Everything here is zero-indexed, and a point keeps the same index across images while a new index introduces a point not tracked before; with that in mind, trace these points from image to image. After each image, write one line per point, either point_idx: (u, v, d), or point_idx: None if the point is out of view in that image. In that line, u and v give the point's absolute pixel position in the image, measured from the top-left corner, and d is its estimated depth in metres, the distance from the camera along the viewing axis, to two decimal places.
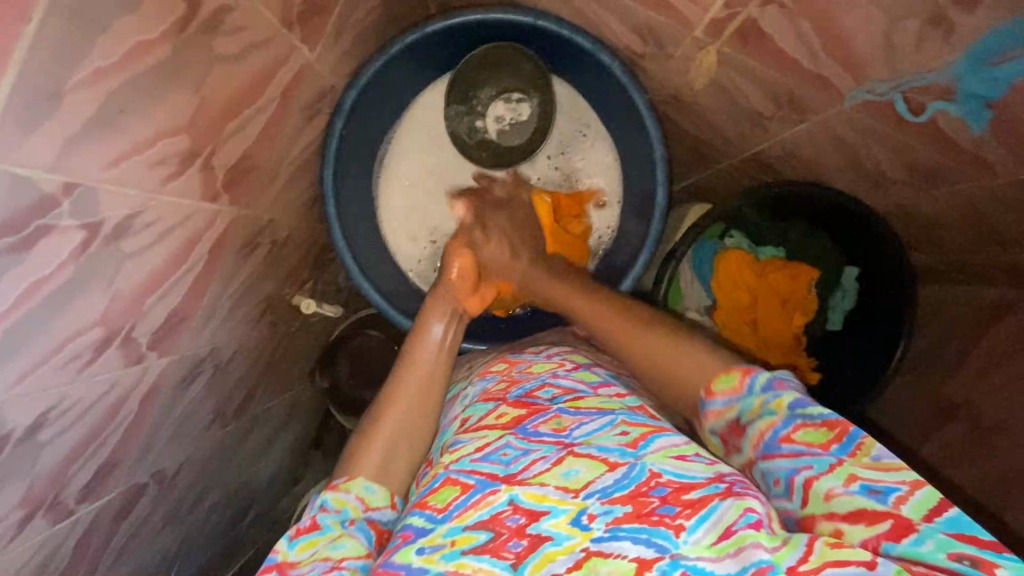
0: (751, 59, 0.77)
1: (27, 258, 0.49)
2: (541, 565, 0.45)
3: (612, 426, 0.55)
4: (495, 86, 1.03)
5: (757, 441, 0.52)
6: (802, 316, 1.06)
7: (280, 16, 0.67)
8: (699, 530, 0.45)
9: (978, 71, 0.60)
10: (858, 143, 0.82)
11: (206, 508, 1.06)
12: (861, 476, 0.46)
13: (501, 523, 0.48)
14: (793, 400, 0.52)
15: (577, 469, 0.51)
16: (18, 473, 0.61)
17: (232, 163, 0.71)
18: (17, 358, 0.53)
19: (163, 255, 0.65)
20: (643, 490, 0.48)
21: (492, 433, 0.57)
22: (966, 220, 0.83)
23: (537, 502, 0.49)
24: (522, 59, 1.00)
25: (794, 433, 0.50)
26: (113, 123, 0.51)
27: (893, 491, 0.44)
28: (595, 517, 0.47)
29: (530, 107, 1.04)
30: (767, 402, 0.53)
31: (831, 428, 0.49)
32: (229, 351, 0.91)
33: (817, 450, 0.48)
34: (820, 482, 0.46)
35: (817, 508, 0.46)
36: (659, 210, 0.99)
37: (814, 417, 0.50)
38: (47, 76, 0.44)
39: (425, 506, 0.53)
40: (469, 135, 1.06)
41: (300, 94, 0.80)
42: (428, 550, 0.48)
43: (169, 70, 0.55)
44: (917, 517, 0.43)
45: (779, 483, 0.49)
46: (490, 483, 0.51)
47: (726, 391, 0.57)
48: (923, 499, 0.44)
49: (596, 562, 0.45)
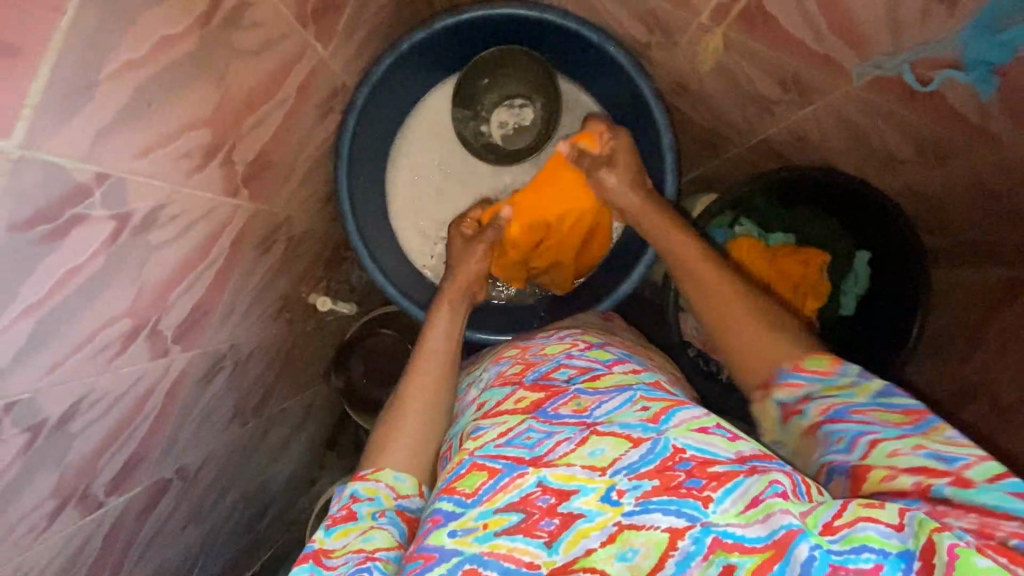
0: (756, 43, 0.78)
1: (60, 247, 0.50)
2: (575, 541, 0.47)
3: (632, 402, 0.55)
4: (499, 91, 1.05)
5: (826, 409, 0.53)
6: (816, 300, 1.05)
7: (295, 13, 0.69)
8: (726, 500, 0.45)
9: (988, 35, 0.61)
10: (866, 123, 0.83)
11: (227, 506, 1.07)
12: (931, 446, 0.46)
13: (533, 504, 0.49)
14: (880, 386, 0.52)
15: (602, 448, 0.51)
16: (51, 463, 0.62)
17: (250, 158, 0.73)
18: (52, 346, 0.55)
19: (187, 248, 0.67)
20: (669, 464, 0.48)
21: (512, 418, 0.57)
22: (978, 197, 0.83)
23: (565, 482, 0.49)
24: (527, 63, 1.03)
25: (871, 412, 0.51)
26: (141, 115, 0.53)
27: (960, 459, 0.45)
28: (624, 492, 0.48)
29: (533, 112, 1.06)
30: (852, 385, 0.53)
31: (909, 414, 0.49)
32: (249, 347, 0.92)
33: (890, 424, 0.49)
34: (886, 443, 0.47)
35: (877, 460, 0.47)
36: (669, 197, 0.98)
37: (893, 403, 0.51)
38: (81, 65, 0.45)
39: (453, 491, 0.52)
40: (475, 140, 1.07)
41: (314, 91, 0.82)
42: (460, 533, 0.48)
43: (192, 64, 0.57)
44: (980, 478, 0.43)
45: (841, 441, 0.50)
46: (518, 466, 0.51)
47: (813, 369, 0.56)
48: (993, 467, 0.43)
49: (629, 535, 0.46)
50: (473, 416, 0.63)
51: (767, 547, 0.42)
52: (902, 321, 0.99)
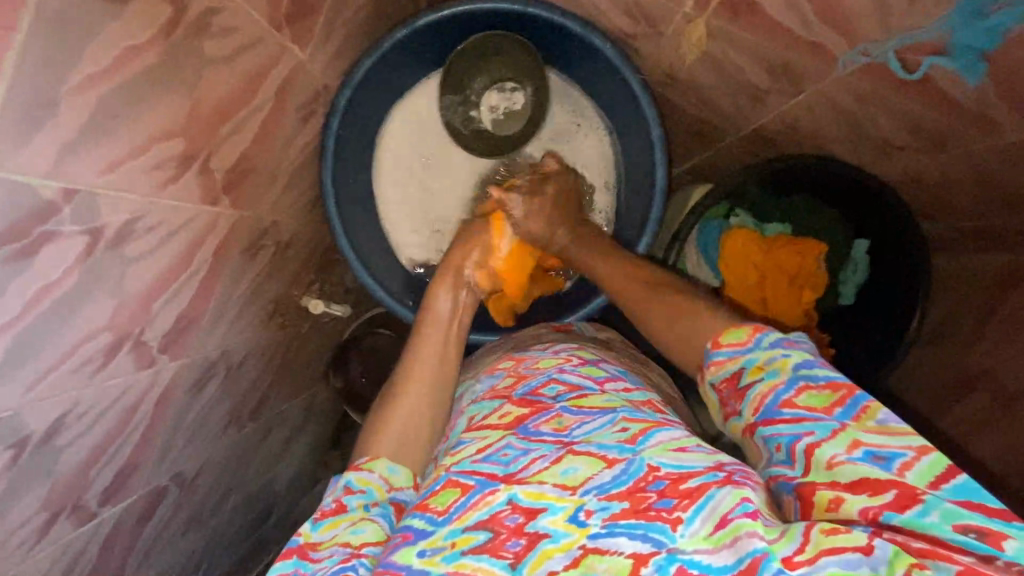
0: (742, 31, 0.76)
1: (30, 265, 0.50)
2: (539, 563, 0.45)
3: (612, 424, 0.54)
4: (488, 75, 1.02)
5: (758, 405, 0.49)
6: (813, 292, 1.03)
7: (267, 16, 0.68)
8: (696, 521, 0.44)
9: (976, 21, 0.59)
10: (860, 111, 0.81)
11: (229, 510, 1.07)
12: (865, 441, 0.44)
13: (501, 523, 0.48)
14: (798, 361, 0.50)
15: (576, 466, 0.50)
16: (39, 477, 0.62)
17: (230, 165, 0.72)
18: (31, 363, 0.55)
19: (167, 258, 0.67)
20: (641, 485, 0.48)
21: (494, 433, 0.57)
22: (976, 183, 0.81)
23: (534, 500, 0.48)
24: (514, 46, 0.99)
25: (796, 396, 0.47)
26: (107, 129, 0.53)
27: (898, 456, 0.43)
28: (592, 512, 0.47)
29: (524, 96, 1.03)
30: (771, 364, 0.50)
31: (835, 391, 0.47)
32: (241, 353, 0.92)
33: (821, 415, 0.46)
34: (823, 450, 0.44)
35: (819, 476, 0.44)
36: (660, 191, 0.97)
37: (818, 378, 0.48)
38: (38, 83, 0.45)
39: (425, 508, 0.52)
40: (464, 125, 1.05)
41: (294, 95, 0.81)
42: (429, 552, 0.48)
43: (158, 75, 0.56)
44: (922, 484, 0.41)
45: (780, 449, 0.47)
46: (489, 483, 0.51)
47: (732, 343, 0.54)
48: (930, 464, 0.42)
49: (593, 560, 0.44)
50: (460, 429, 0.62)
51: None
52: (902, 310, 0.98)
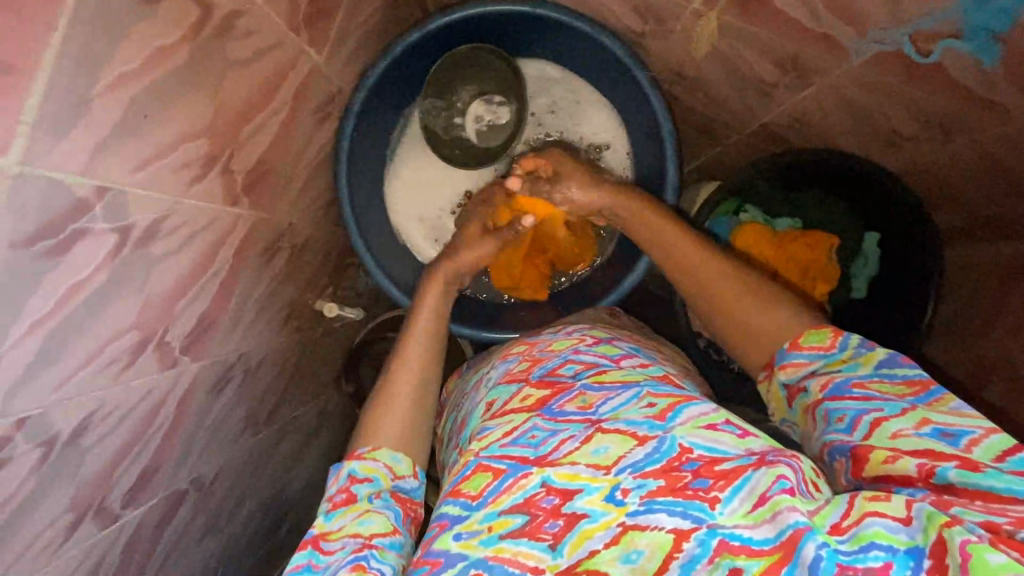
0: (751, 25, 0.77)
1: (63, 262, 0.51)
2: (579, 544, 0.47)
3: (639, 399, 0.55)
4: (475, 86, 1.03)
5: (826, 385, 0.52)
6: (826, 283, 1.04)
7: (287, 20, 0.69)
8: (734, 500, 0.46)
9: (986, 3, 0.59)
10: (867, 101, 0.82)
11: (244, 515, 1.07)
12: (934, 420, 0.46)
13: (536, 506, 0.49)
14: (882, 357, 0.52)
15: (607, 446, 0.51)
16: (66, 476, 0.63)
17: (250, 166, 0.73)
18: (60, 361, 0.55)
19: (191, 258, 0.68)
20: (675, 464, 0.49)
21: (518, 416, 0.57)
22: (986, 170, 0.82)
23: (569, 481, 0.50)
24: (498, 64, 1.01)
25: (869, 383, 0.51)
26: (137, 127, 0.54)
27: (965, 434, 0.44)
28: (629, 492, 0.48)
29: (508, 112, 1.04)
30: (854, 357, 0.53)
31: (910, 385, 0.50)
32: (258, 355, 0.93)
33: (892, 397, 0.49)
34: (889, 423, 0.47)
35: (879, 441, 0.46)
36: (672, 182, 0.96)
37: (895, 375, 0.51)
38: (75, 81, 0.46)
39: (458, 494, 0.53)
40: (445, 131, 1.04)
41: (310, 97, 0.82)
42: (466, 536, 0.49)
43: (186, 76, 0.57)
44: (988, 458, 0.43)
45: (843, 421, 0.49)
46: (522, 467, 0.52)
47: (813, 345, 0.56)
48: (997, 442, 0.44)
49: (632, 536, 0.46)
50: (481, 415, 0.63)
51: (775, 549, 0.43)
52: (912, 300, 0.99)
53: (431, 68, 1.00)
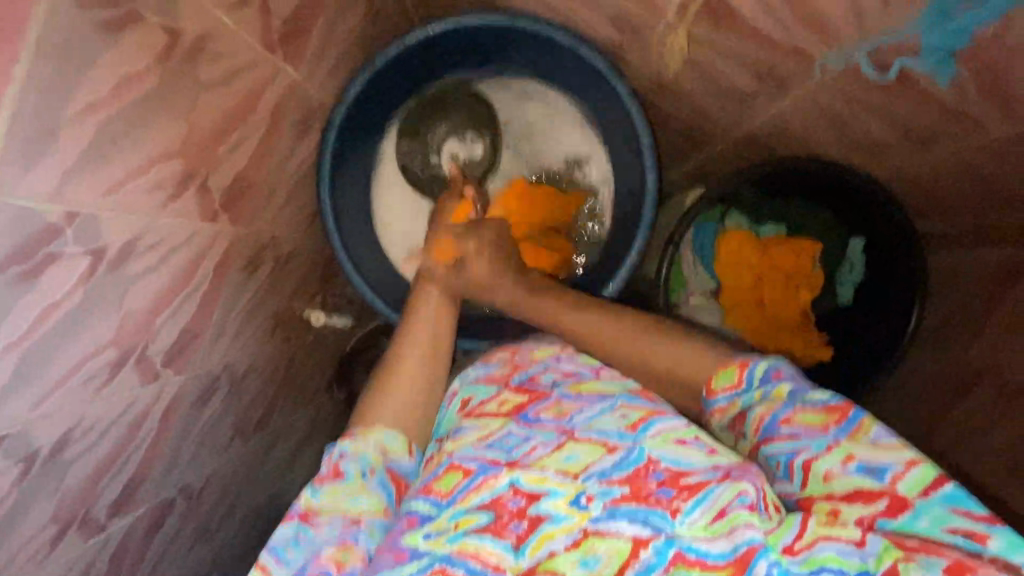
0: (724, 36, 0.78)
1: (36, 285, 0.52)
2: (541, 544, 0.48)
3: (612, 411, 0.57)
4: (451, 124, 1.08)
5: (758, 425, 0.52)
6: (809, 292, 1.04)
7: (260, 40, 0.70)
8: (695, 512, 0.47)
9: (943, 24, 0.60)
10: (845, 112, 0.82)
11: (236, 522, 1.09)
12: (859, 455, 0.46)
13: (503, 506, 0.50)
14: (790, 388, 0.53)
15: (577, 454, 0.53)
16: (49, 490, 0.65)
17: (228, 183, 0.75)
18: (36, 380, 0.57)
19: (169, 276, 0.69)
20: (642, 473, 0.50)
21: (493, 421, 0.58)
22: (971, 182, 0.81)
23: (537, 484, 0.51)
24: (472, 102, 1.07)
25: (794, 417, 0.50)
26: (107, 152, 0.55)
27: (889, 469, 0.45)
28: (593, 498, 0.49)
29: (483, 148, 1.08)
30: (762, 392, 0.54)
31: (830, 412, 0.49)
32: (244, 366, 0.94)
33: (815, 432, 0.49)
34: (819, 465, 0.47)
35: (816, 489, 0.47)
36: (650, 198, 0.98)
37: (813, 402, 0.51)
38: (39, 113, 0.47)
39: (429, 491, 0.53)
40: (422, 168, 1.08)
41: (289, 113, 0.83)
42: (434, 534, 0.50)
43: (156, 101, 0.59)
44: (913, 493, 0.44)
45: (780, 467, 0.50)
46: (492, 468, 0.53)
47: (725, 385, 0.56)
48: (920, 475, 0.45)
49: (593, 542, 0.47)
50: (455, 412, 0.63)
51: (728, 564, 0.44)
52: (896, 305, 0.99)
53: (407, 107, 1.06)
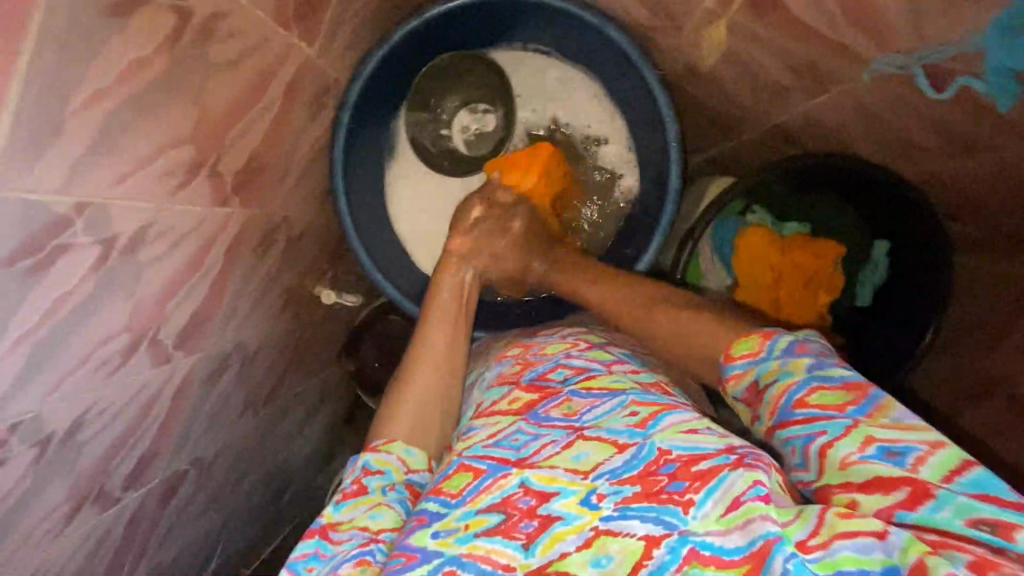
0: (766, 30, 0.73)
1: (46, 278, 0.51)
2: (551, 545, 0.47)
3: (622, 407, 0.56)
4: (461, 95, 1.04)
5: (774, 407, 0.51)
6: (827, 294, 1.01)
7: (273, 15, 0.67)
8: (707, 503, 0.45)
9: (1010, 39, 0.57)
10: (884, 112, 0.77)
11: (246, 489, 1.11)
12: (878, 438, 0.45)
13: (513, 505, 0.50)
14: (811, 361, 0.52)
15: (585, 452, 0.52)
16: (64, 469, 0.66)
17: (240, 165, 0.72)
18: (48, 369, 0.56)
19: (181, 259, 0.68)
20: (653, 468, 0.49)
21: (504, 419, 0.59)
22: (1009, 189, 0.78)
23: (546, 483, 0.50)
24: (482, 73, 1.02)
25: (809, 397, 0.49)
26: (116, 140, 0.53)
27: (911, 451, 0.43)
28: (604, 496, 0.48)
29: (495, 119, 1.05)
30: (780, 362, 0.53)
31: (849, 393, 0.48)
32: (256, 343, 0.94)
33: (833, 414, 0.47)
34: (835, 450, 0.45)
35: (833, 478, 0.45)
36: (673, 192, 0.94)
37: (834, 379, 0.50)
38: (45, 105, 0.45)
39: (439, 492, 0.54)
40: (432, 144, 1.05)
41: (303, 90, 0.80)
42: (443, 533, 0.50)
43: (166, 85, 0.56)
44: (935, 478, 0.42)
45: (796, 453, 0.48)
46: (502, 467, 0.53)
47: (744, 354, 0.57)
48: (945, 458, 0.43)
49: (604, 541, 0.46)
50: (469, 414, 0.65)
51: (745, 560, 0.43)
52: (919, 309, 0.96)
53: (415, 81, 1.00)
